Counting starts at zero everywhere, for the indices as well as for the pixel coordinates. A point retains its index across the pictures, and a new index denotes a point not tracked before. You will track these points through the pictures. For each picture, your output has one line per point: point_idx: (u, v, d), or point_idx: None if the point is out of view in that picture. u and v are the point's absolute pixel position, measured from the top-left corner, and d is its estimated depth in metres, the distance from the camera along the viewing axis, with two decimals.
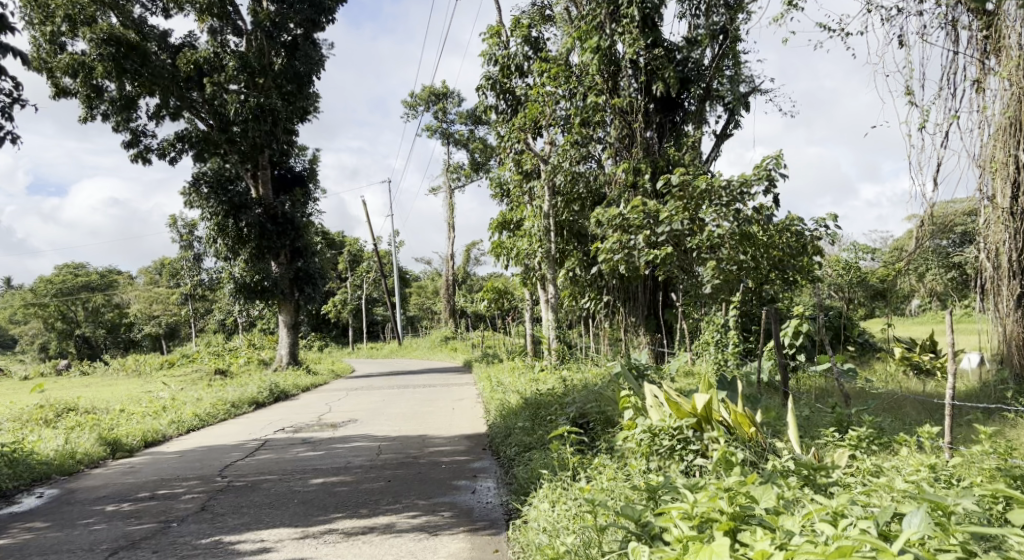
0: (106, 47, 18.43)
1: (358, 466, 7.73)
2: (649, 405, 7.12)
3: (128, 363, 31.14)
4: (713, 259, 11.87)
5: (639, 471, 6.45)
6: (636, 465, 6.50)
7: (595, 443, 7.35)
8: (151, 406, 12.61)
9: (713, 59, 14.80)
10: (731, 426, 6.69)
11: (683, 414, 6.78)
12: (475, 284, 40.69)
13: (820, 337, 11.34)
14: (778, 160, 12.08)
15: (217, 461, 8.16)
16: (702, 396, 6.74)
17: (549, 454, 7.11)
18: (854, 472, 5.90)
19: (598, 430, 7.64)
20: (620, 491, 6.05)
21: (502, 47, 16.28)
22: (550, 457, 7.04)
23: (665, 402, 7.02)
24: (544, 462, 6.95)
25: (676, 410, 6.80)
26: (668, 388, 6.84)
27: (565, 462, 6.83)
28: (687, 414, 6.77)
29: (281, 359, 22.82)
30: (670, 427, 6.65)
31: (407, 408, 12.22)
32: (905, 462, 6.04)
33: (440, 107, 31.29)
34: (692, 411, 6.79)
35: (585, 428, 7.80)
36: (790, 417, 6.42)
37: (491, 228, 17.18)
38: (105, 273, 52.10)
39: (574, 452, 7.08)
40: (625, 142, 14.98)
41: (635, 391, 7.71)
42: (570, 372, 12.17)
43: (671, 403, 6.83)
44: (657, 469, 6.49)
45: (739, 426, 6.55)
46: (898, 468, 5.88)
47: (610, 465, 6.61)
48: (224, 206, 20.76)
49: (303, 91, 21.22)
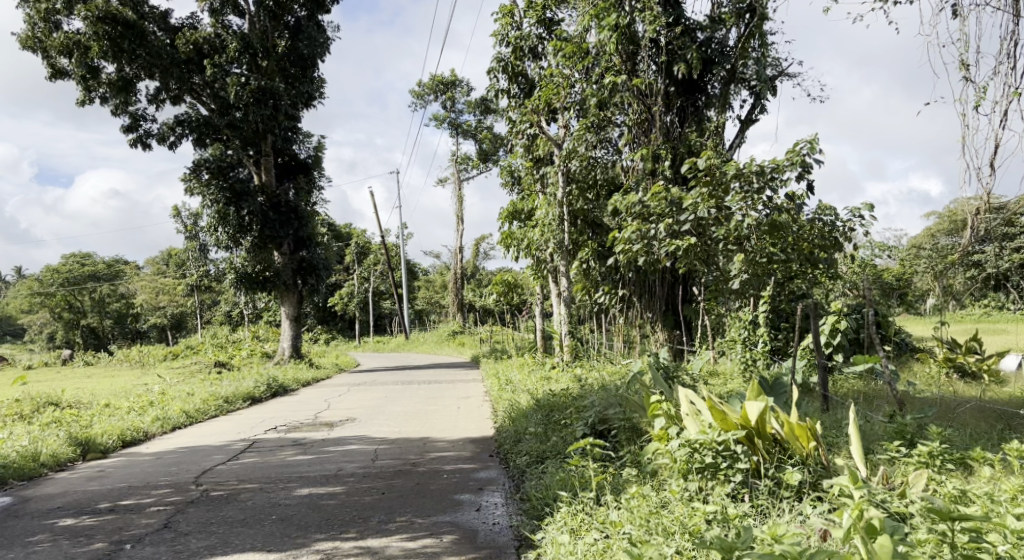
0: (102, 26, 17.59)
1: (350, 474, 6.92)
2: (684, 414, 6.25)
3: (131, 353, 30.51)
4: (739, 250, 11.02)
5: (679, 495, 5.71)
6: (674, 487, 5.73)
7: (625, 458, 6.54)
8: (138, 401, 11.84)
9: (739, 38, 13.90)
10: (782, 438, 5.95)
11: (730, 427, 5.99)
12: (484, 278, 39.90)
13: (857, 334, 10.46)
14: (812, 144, 11.21)
15: (195, 465, 7.36)
16: (756, 405, 5.91)
17: (571, 468, 6.33)
18: (935, 496, 5.19)
19: (624, 440, 6.84)
20: (679, 543, 5.11)
21: (515, 28, 15.43)
22: (570, 473, 6.30)
23: (704, 410, 6.18)
24: (564, 479, 6.20)
25: (722, 422, 6.01)
26: (711, 395, 6.03)
27: (589, 481, 6.10)
28: (735, 428, 5.99)
29: (282, 352, 22.02)
30: (713, 441, 5.86)
31: (410, 407, 11.43)
32: (996, 488, 5.31)
33: (448, 96, 30.51)
34: (740, 423, 6.01)
35: (608, 437, 7.02)
36: (849, 430, 5.54)
37: (501, 217, 16.35)
38: (113, 262, 51.42)
39: (598, 467, 6.34)
40: (643, 126, 14.03)
41: (665, 393, 6.90)
42: (585, 371, 11.43)
43: (715, 414, 6.04)
44: (697, 491, 5.78)
45: (794, 438, 5.86)
46: (993, 496, 5.15)
47: (644, 486, 5.85)
48: (224, 193, 20.00)
49: (307, 74, 20.69)
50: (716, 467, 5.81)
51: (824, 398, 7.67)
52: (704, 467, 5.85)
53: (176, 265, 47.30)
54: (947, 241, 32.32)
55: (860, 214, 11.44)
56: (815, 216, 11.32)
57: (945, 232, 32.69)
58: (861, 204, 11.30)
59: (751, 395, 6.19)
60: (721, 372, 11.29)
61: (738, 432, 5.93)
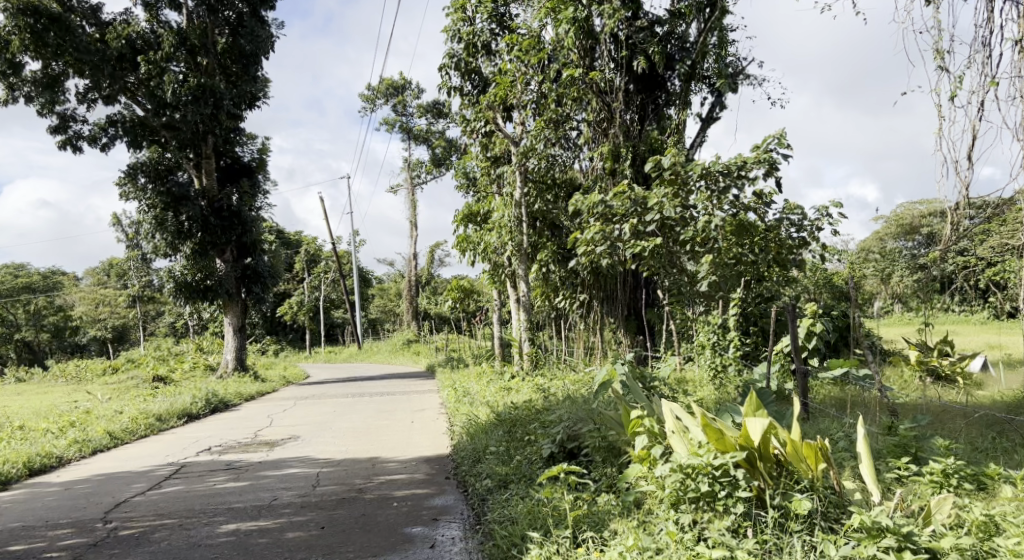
0: (23, 18, 16.45)
1: (285, 504, 6.14)
2: (671, 433, 5.69)
3: (67, 368, 29.12)
4: (708, 252, 10.50)
5: (673, 533, 5.17)
6: (670, 527, 5.18)
7: (603, 483, 5.93)
8: (57, 423, 10.91)
9: (700, 33, 13.38)
10: (785, 460, 5.43)
11: (728, 448, 5.41)
12: (439, 285, 39.10)
13: (832, 338, 9.98)
14: (779, 139, 10.75)
15: (108, 497, 6.56)
16: (760, 422, 5.33)
17: (542, 502, 5.74)
18: (966, 529, 4.94)
19: (599, 461, 6.24)
20: None
21: (468, 23, 14.74)
22: (545, 506, 5.70)
23: (695, 427, 5.62)
24: (536, 513, 5.61)
25: (718, 442, 5.42)
26: (704, 411, 5.43)
27: (566, 517, 5.49)
28: (733, 448, 5.41)
29: (227, 365, 20.89)
30: (709, 466, 5.32)
31: (360, 422, 10.67)
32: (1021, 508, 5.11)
33: (398, 100, 29.73)
34: (740, 442, 5.42)
35: (580, 458, 6.40)
36: (865, 453, 5.11)
37: (455, 220, 15.60)
38: (50, 274, 49.12)
39: (573, 499, 5.73)
40: (603, 124, 13.53)
41: (644, 407, 6.30)
42: (546, 380, 10.84)
43: (710, 433, 5.44)
44: (692, 525, 5.26)
45: (801, 459, 5.35)
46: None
47: (634, 526, 5.31)
48: (162, 197, 19.01)
49: (250, 72, 19.69)
50: (711, 495, 5.26)
51: (804, 406, 7.08)
52: (698, 497, 5.31)
53: (116, 276, 45.45)
54: (895, 244, 32.50)
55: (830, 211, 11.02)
56: (782, 214, 10.83)
57: (894, 236, 32.89)
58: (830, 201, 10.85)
59: (748, 409, 5.62)
60: (688, 379, 10.77)
61: (738, 454, 5.35)
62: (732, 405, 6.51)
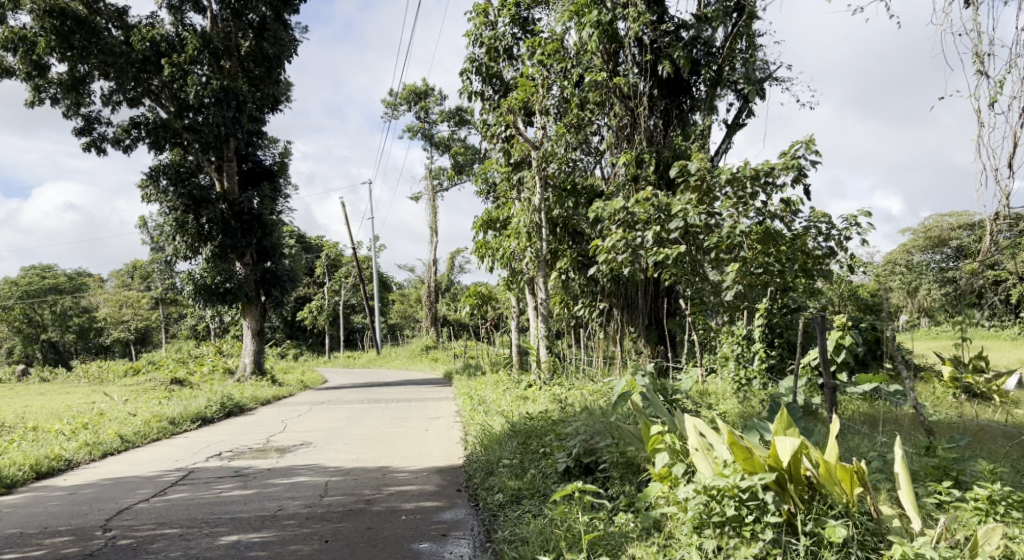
0: (49, 20, 16.45)
1: (289, 515, 5.92)
2: (695, 450, 5.47)
3: (88, 369, 29.19)
4: (733, 260, 10.22)
5: None
6: None
7: (621, 501, 5.72)
8: (70, 424, 10.79)
9: (726, 38, 13.12)
10: (819, 483, 5.18)
11: (757, 469, 5.18)
12: (459, 292, 38.91)
13: (862, 350, 9.62)
14: (808, 145, 10.45)
15: (111, 503, 6.38)
16: (790, 442, 5.10)
17: (557, 521, 5.52)
18: None
19: (617, 479, 6.00)
20: None
21: (490, 27, 14.54)
22: (560, 527, 5.47)
23: (721, 445, 5.39)
24: (549, 534, 5.39)
25: (746, 462, 5.20)
26: (731, 428, 5.21)
27: (582, 540, 5.25)
28: (761, 469, 5.17)
29: (244, 368, 20.75)
30: (736, 489, 5.11)
31: (373, 429, 10.46)
32: None
33: (421, 106, 29.62)
34: (769, 463, 5.19)
35: (598, 474, 6.16)
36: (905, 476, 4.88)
37: (475, 226, 15.39)
38: (76, 275, 49.44)
39: (590, 521, 5.49)
40: (625, 130, 13.25)
41: (666, 421, 6.06)
42: (564, 390, 10.59)
43: (738, 452, 5.21)
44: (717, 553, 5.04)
45: (834, 482, 5.10)
46: None
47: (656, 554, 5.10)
48: (183, 199, 18.93)
49: (273, 76, 19.63)
50: (739, 519, 5.05)
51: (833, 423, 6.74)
52: (724, 522, 5.10)
53: (140, 278, 45.67)
54: (922, 257, 31.92)
55: (858, 220, 10.71)
56: (809, 223, 10.54)
57: (921, 249, 32.26)
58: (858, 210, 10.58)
59: (778, 427, 5.38)
60: (711, 391, 10.46)
61: (767, 475, 5.11)
62: (762, 421, 6.23)
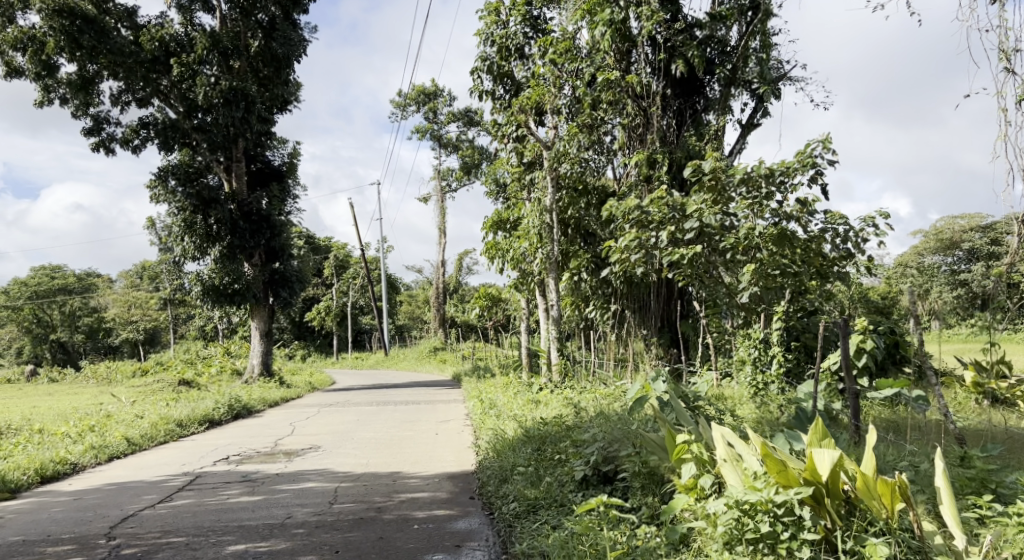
0: (58, 20, 16.29)
1: (298, 523, 5.76)
2: (725, 462, 5.33)
3: (97, 369, 29.13)
4: (749, 262, 10.02)
5: None
6: None
7: (644, 513, 5.57)
8: (77, 426, 10.66)
9: (741, 37, 12.93)
10: (857, 497, 5.04)
11: (791, 482, 5.05)
12: (467, 293, 38.74)
13: (883, 355, 9.41)
14: (824, 144, 10.26)
15: (116, 509, 6.23)
16: (828, 455, 4.97)
17: (579, 534, 5.36)
18: None
19: (639, 490, 5.84)
20: None
21: (502, 26, 14.37)
22: (584, 541, 5.31)
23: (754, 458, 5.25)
24: (574, 549, 5.23)
25: (779, 475, 5.07)
26: (764, 440, 5.09)
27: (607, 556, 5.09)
28: (796, 483, 5.05)
29: (252, 370, 20.63)
30: (771, 504, 4.98)
31: (382, 432, 10.31)
32: None
33: (430, 107, 29.48)
34: (805, 477, 5.05)
35: (618, 484, 6.00)
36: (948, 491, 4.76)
37: (484, 226, 15.22)
38: (84, 275, 49.44)
39: (615, 535, 5.33)
40: (638, 129, 13.11)
41: (690, 429, 5.90)
42: (576, 393, 10.42)
43: (771, 464, 5.08)
44: None
45: (873, 497, 4.96)
46: None
47: None
48: (191, 199, 18.80)
49: (282, 76, 19.49)
50: (773, 536, 4.93)
51: (856, 429, 6.53)
52: (758, 538, 4.96)
53: (148, 279, 45.64)
54: (934, 261, 31.61)
55: (876, 222, 10.49)
56: (826, 224, 10.32)
57: (932, 251, 31.91)
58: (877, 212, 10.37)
59: (813, 439, 5.24)
60: (726, 396, 10.28)
61: (803, 490, 4.99)
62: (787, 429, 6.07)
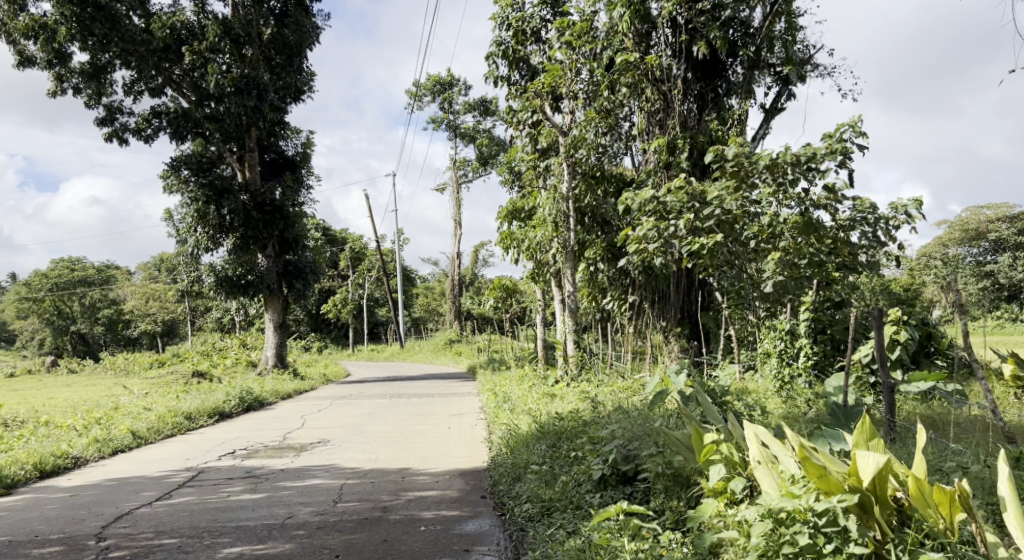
0: (69, 7, 16.09)
1: (299, 524, 5.46)
2: (759, 466, 5.03)
3: (115, 360, 29.06)
4: (773, 251, 9.61)
5: None
6: None
7: (668, 520, 5.23)
8: (83, 419, 10.43)
9: (765, 18, 12.43)
10: (909, 506, 4.71)
11: (834, 489, 4.74)
12: (483, 286, 38.41)
13: (916, 347, 8.98)
14: (854, 127, 9.82)
15: (111, 507, 5.96)
16: (874, 459, 4.63)
17: (596, 545, 5.01)
18: None
19: (664, 496, 5.47)
20: None
21: (517, 9, 13.95)
22: (602, 553, 4.96)
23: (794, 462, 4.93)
24: None
25: (820, 480, 4.76)
26: (802, 443, 4.79)
27: None
28: (839, 489, 4.73)
29: (266, 361, 20.29)
30: (811, 513, 4.66)
31: (394, 426, 10.01)
32: None
33: (445, 97, 29.13)
34: (850, 483, 4.73)
35: (640, 486, 5.66)
36: (1011, 496, 4.44)
37: (499, 215, 14.85)
38: (104, 267, 49.55)
39: (637, 546, 4.96)
40: (657, 115, 12.72)
41: (721, 427, 5.57)
42: (593, 387, 10.07)
43: (811, 470, 4.77)
44: None
45: (929, 505, 4.61)
46: None
47: None
48: (204, 190, 18.36)
49: (294, 63, 19.20)
50: (814, 547, 4.59)
51: (890, 426, 6.12)
52: (797, 552, 4.62)
53: (166, 271, 45.68)
54: (960, 252, 30.82)
55: (907, 209, 10.02)
56: (854, 213, 9.83)
57: (956, 242, 31.13)
58: (907, 199, 9.90)
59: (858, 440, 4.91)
60: (751, 389, 9.90)
61: (847, 497, 4.67)
62: (827, 429, 5.67)
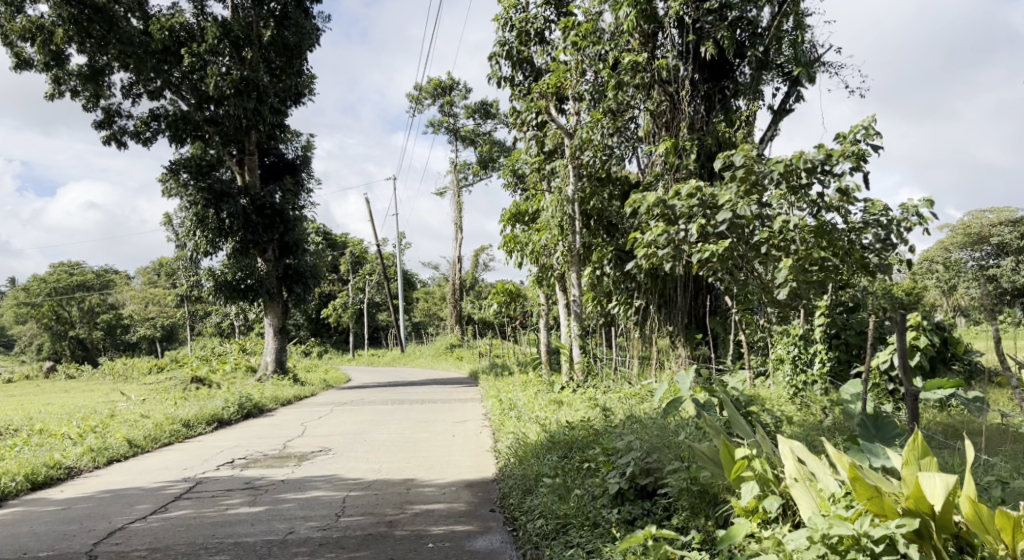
0: (67, 8, 15.90)
1: (301, 541, 5.22)
2: (806, 488, 4.82)
3: (113, 366, 28.81)
4: (785, 256, 9.41)
5: None
6: None
7: (696, 539, 4.98)
8: (78, 427, 10.18)
9: (773, 17, 12.26)
10: (968, 530, 4.47)
11: (890, 513, 4.53)
12: (484, 290, 38.18)
13: (933, 352, 8.75)
14: (868, 129, 9.61)
15: (105, 521, 5.72)
16: (938, 480, 4.40)
17: None
18: None
19: (687, 515, 5.22)
20: None
21: (521, 10, 13.73)
22: None
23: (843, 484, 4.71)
24: None
25: (873, 503, 4.56)
26: (853, 464, 4.58)
27: None
28: (896, 514, 4.53)
29: (266, 367, 20.11)
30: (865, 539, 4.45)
31: (397, 434, 9.77)
32: None
33: (446, 100, 28.93)
34: (906, 506, 4.52)
35: (659, 503, 5.42)
36: None
37: (502, 219, 14.63)
38: (102, 272, 49.30)
39: None
40: (664, 117, 12.44)
41: (752, 442, 5.33)
42: (602, 394, 9.84)
43: (862, 490, 4.56)
44: None
45: (988, 530, 4.34)
46: None
47: None
48: (201, 193, 18.26)
49: (294, 66, 18.97)
50: None
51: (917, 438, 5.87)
52: None
53: (165, 276, 45.43)
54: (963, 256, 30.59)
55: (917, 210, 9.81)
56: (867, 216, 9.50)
57: (959, 246, 30.91)
58: (919, 200, 9.71)
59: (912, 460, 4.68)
60: (762, 395, 9.68)
61: (905, 522, 4.45)
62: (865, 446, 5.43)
